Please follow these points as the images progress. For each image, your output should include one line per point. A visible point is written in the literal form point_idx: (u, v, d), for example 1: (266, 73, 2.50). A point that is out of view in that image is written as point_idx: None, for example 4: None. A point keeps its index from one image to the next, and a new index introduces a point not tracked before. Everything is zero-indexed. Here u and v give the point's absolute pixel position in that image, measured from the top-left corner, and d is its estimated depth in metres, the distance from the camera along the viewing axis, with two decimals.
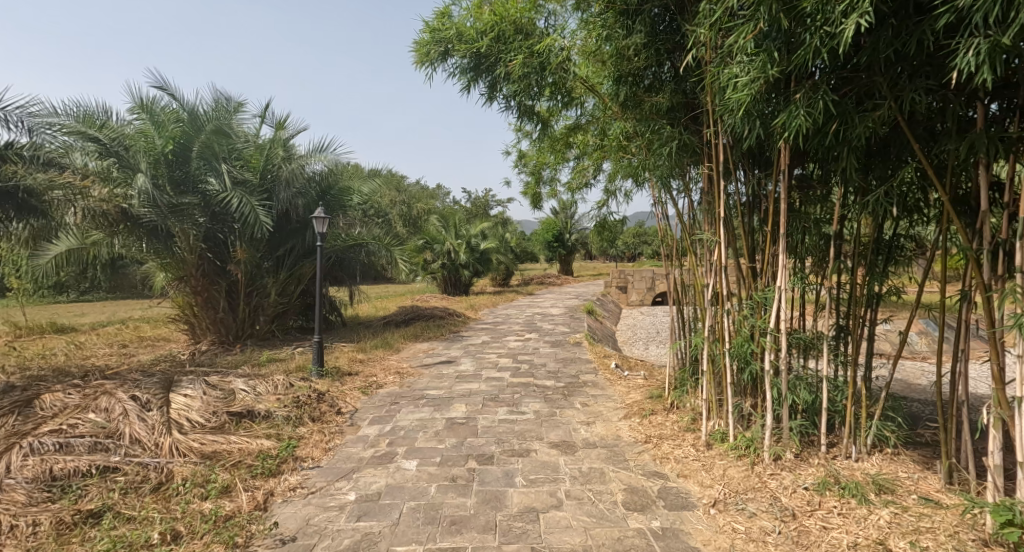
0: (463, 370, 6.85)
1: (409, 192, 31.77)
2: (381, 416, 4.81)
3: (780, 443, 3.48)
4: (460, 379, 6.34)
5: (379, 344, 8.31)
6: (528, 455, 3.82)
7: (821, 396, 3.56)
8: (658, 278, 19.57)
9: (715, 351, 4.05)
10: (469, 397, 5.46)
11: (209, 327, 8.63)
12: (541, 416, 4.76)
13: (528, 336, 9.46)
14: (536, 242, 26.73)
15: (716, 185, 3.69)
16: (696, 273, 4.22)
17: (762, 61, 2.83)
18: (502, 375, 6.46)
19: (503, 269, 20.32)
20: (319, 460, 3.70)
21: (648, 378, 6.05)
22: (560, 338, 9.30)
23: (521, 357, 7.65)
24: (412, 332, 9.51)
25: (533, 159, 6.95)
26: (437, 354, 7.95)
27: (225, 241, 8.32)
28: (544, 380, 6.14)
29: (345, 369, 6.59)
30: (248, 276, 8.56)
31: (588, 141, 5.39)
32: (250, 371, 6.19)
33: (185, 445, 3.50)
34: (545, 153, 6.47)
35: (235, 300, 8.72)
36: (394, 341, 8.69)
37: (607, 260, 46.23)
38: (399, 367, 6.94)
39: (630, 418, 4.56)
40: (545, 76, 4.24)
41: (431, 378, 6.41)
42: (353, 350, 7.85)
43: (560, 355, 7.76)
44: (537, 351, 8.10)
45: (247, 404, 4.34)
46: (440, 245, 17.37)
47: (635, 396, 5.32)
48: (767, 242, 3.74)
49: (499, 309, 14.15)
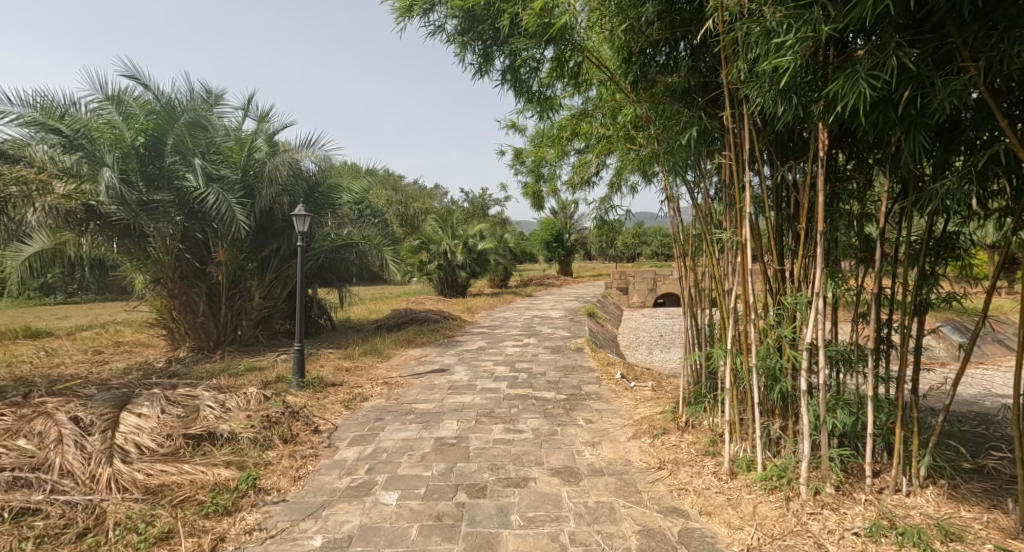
0: (456, 379, 6.37)
1: (406, 192, 31.29)
2: (362, 435, 4.33)
3: (818, 473, 3.01)
4: (453, 390, 5.86)
5: (369, 350, 7.83)
6: (526, 486, 3.33)
7: (864, 420, 3.07)
8: (660, 279, 19.12)
9: (738, 365, 3.55)
10: (461, 411, 4.98)
11: (189, 332, 8.15)
12: (541, 436, 4.27)
13: (527, 341, 9.00)
14: (535, 242, 26.27)
15: (739, 177, 3.21)
16: (715, 278, 3.71)
17: (810, 18, 2.35)
18: (498, 386, 5.97)
19: (502, 270, 19.84)
20: (285, 493, 3.21)
21: (657, 390, 5.56)
22: (560, 343, 8.83)
23: (519, 364, 7.17)
24: (404, 337, 9.03)
25: (532, 155, 6.46)
26: (430, 361, 7.48)
27: (204, 240, 7.84)
28: (544, 391, 5.66)
29: (329, 380, 6.10)
30: (230, 278, 8.07)
31: (593, 129, 4.91)
32: (225, 382, 5.70)
33: (127, 477, 3.02)
34: (543, 147, 5.99)
35: (216, 303, 8.21)
36: (384, 347, 8.21)
37: (606, 261, 45.81)
38: (388, 376, 6.46)
39: (640, 438, 4.08)
40: (546, 48, 3.73)
41: (421, 389, 5.93)
42: (340, 358, 7.37)
43: (560, 362, 7.28)
44: (535, 358, 7.63)
45: (208, 424, 3.84)
46: (437, 245, 16.90)
47: (644, 411, 4.84)
48: (801, 242, 3.25)
49: (497, 312, 13.68)
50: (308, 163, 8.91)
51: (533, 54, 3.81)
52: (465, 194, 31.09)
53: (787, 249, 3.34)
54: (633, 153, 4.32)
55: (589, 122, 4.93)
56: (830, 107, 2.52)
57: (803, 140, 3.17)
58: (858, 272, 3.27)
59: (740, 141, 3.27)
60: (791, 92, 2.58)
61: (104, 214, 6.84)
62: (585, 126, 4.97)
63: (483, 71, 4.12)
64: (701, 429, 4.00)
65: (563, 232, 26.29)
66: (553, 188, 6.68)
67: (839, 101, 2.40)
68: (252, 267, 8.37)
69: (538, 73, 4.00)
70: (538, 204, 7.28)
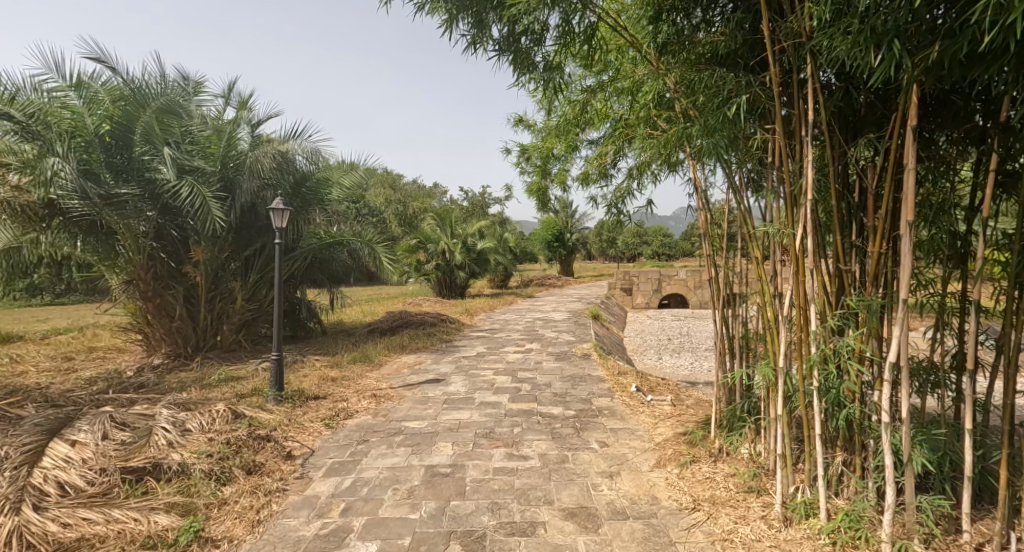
0: (452, 391, 5.77)
1: (404, 191, 30.70)
2: (342, 462, 3.73)
3: (902, 526, 2.42)
4: (449, 404, 5.26)
5: (358, 358, 7.23)
6: (534, 534, 2.74)
7: (956, 457, 2.48)
8: (665, 280, 18.55)
9: (791, 387, 2.92)
10: (457, 432, 4.37)
11: (165, 337, 7.54)
12: (549, 463, 3.68)
13: (529, 347, 8.40)
14: (536, 241, 25.68)
15: (797, 159, 2.60)
16: (761, 282, 3.08)
17: None
18: (498, 399, 5.38)
19: (502, 270, 19.25)
20: (238, 544, 2.62)
21: (677, 405, 4.97)
22: (565, 348, 8.23)
23: (522, 374, 6.58)
24: (397, 342, 8.43)
25: (538, 150, 5.78)
26: (424, 370, 6.88)
27: (181, 238, 7.24)
28: (550, 406, 5.06)
29: (310, 393, 5.51)
30: (210, 279, 7.49)
31: (611, 110, 4.37)
32: (192, 398, 5.10)
33: (34, 530, 2.46)
34: (551, 141, 5.40)
35: (195, 306, 7.62)
36: (376, 353, 7.61)
37: (607, 261, 45.24)
38: (377, 388, 5.85)
39: (666, 469, 3.49)
40: (555, 7, 3.11)
41: (413, 403, 5.33)
42: (326, 367, 6.78)
43: (567, 371, 6.69)
44: (539, 365, 7.03)
45: (155, 454, 3.22)
46: (434, 245, 16.30)
47: (666, 432, 4.24)
48: (875, 237, 2.62)
49: (498, 314, 13.10)
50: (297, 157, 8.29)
51: (537, 18, 3.19)
52: (464, 193, 30.52)
53: (851, 242, 2.73)
54: (656, 133, 3.82)
55: (606, 103, 4.37)
56: (946, 53, 1.92)
57: (870, 112, 2.61)
58: (944, 275, 2.65)
59: (795, 114, 2.68)
60: (891, 38, 1.99)
61: (65, 209, 6.27)
62: (601, 109, 4.42)
63: (479, 43, 3.53)
64: (739, 459, 3.40)
65: (564, 231, 25.74)
66: (564, 186, 6.05)
67: (985, 29, 1.80)
68: (232, 266, 7.79)
69: (545, 40, 3.39)
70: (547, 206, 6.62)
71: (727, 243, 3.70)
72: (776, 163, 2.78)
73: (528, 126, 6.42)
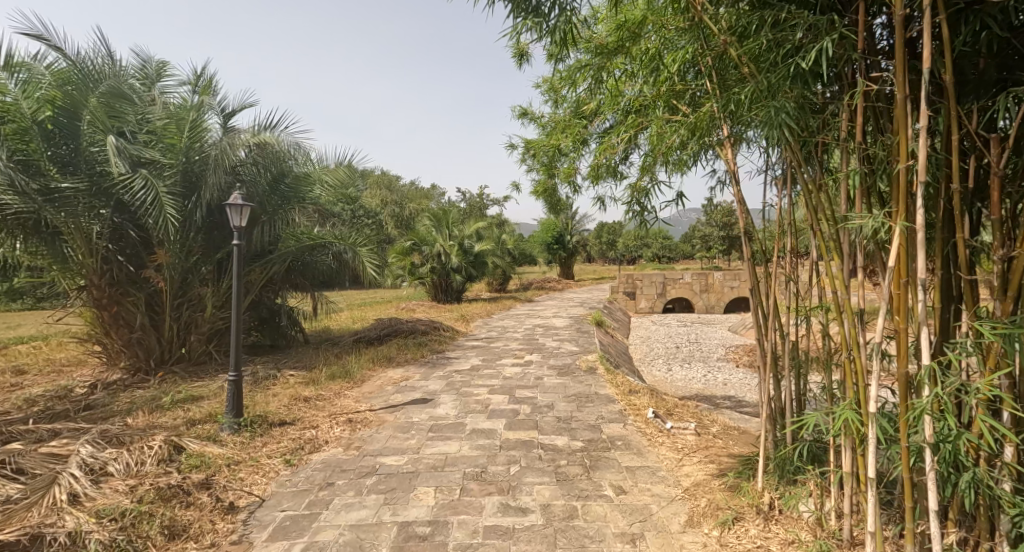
0: (440, 415, 5.03)
1: (401, 191, 29.97)
2: (295, 518, 2.98)
3: None
4: (436, 432, 4.53)
5: (338, 374, 6.50)
6: None
7: None
8: (670, 284, 17.83)
9: (884, 439, 2.13)
10: (442, 472, 3.63)
11: (124, 350, 6.77)
12: (555, 519, 2.96)
13: (528, 358, 7.68)
14: (535, 243, 25.03)
15: (900, 124, 1.88)
16: (842, 296, 2.29)
17: None
18: (494, 426, 4.65)
19: (500, 273, 18.54)
20: None
21: (702, 436, 4.25)
22: (569, 360, 7.52)
23: (520, 392, 5.85)
24: (384, 354, 7.71)
25: (543, 147, 5.02)
26: (411, 387, 6.14)
27: (140, 240, 6.52)
28: (553, 436, 4.32)
29: (276, 419, 4.76)
30: (176, 285, 6.76)
31: (623, 94, 3.72)
32: (134, 427, 4.35)
33: None
34: (555, 137, 4.68)
35: (158, 316, 6.87)
36: (359, 368, 6.88)
37: (608, 263, 44.59)
38: (354, 411, 5.11)
39: (702, 530, 2.76)
40: None
41: (394, 430, 4.59)
42: (301, 385, 6.05)
43: (571, 389, 5.96)
44: (540, 381, 6.30)
45: (39, 522, 2.57)
46: (430, 246, 15.58)
47: (695, 472, 3.50)
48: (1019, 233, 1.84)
49: (495, 320, 12.36)
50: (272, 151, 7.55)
51: None
52: (462, 194, 29.82)
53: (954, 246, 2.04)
54: (681, 116, 3.34)
55: (618, 86, 3.72)
56: None
57: (987, 72, 1.96)
58: None
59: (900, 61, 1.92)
60: None
61: None
62: (612, 90, 3.77)
63: None
64: (798, 520, 2.66)
65: (564, 232, 25.14)
66: (572, 190, 5.27)
67: None
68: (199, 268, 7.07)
69: None
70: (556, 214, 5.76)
71: (778, 245, 3.01)
72: (855, 138, 2.10)
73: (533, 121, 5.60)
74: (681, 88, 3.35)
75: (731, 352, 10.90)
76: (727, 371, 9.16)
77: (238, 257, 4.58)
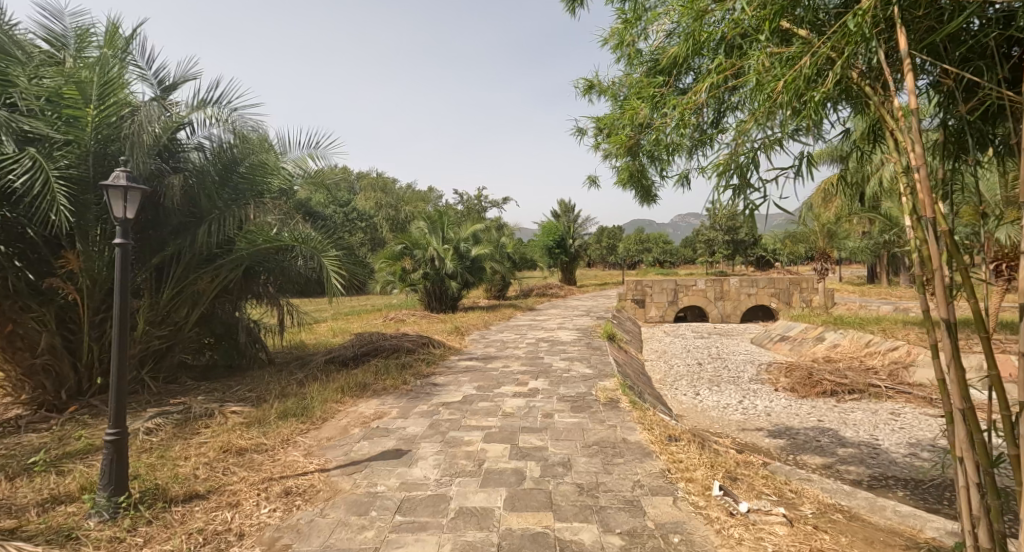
0: (416, 480, 3.65)
1: (396, 193, 28.69)
2: None
3: None
4: (407, 515, 3.16)
5: (291, 411, 5.09)
6: None
7: None
8: (682, 290, 16.47)
9: None
10: None
11: (27, 380, 5.40)
12: None
13: (533, 386, 6.28)
14: (535, 248, 23.80)
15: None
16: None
17: None
18: (490, 504, 3.28)
19: (498, 279, 17.32)
20: None
21: (800, 530, 2.89)
22: (583, 389, 6.13)
23: (526, 439, 4.46)
24: (357, 380, 6.35)
25: (617, 120, 4.09)
26: (384, 431, 4.76)
27: (44, 239, 5.22)
28: (576, 528, 2.97)
29: (184, 489, 3.38)
30: (94, 296, 5.39)
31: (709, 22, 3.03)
32: None
33: None
34: (633, 101, 3.88)
35: (73, 335, 5.50)
36: (321, 402, 5.48)
37: (609, 268, 43.37)
38: (298, 473, 3.73)
39: None
40: None
41: (348, 510, 3.21)
42: (241, 429, 4.66)
43: (591, 435, 4.58)
44: (550, 423, 4.92)
45: None
46: (423, 250, 14.17)
47: None
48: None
49: (494, 333, 11.00)
50: (188, 138, 6.22)
51: None
52: (459, 197, 28.59)
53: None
54: (797, 48, 2.72)
55: (700, 21, 3.07)
56: None
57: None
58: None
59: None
60: None
61: None
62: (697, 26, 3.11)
63: None
64: None
65: (564, 236, 23.92)
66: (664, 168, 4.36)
67: None
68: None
69: None
70: (648, 205, 4.78)
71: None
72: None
73: (603, 91, 4.49)
74: (788, 10, 2.76)
75: (762, 371, 9.52)
76: (765, 396, 7.78)
77: (120, 263, 3.15)
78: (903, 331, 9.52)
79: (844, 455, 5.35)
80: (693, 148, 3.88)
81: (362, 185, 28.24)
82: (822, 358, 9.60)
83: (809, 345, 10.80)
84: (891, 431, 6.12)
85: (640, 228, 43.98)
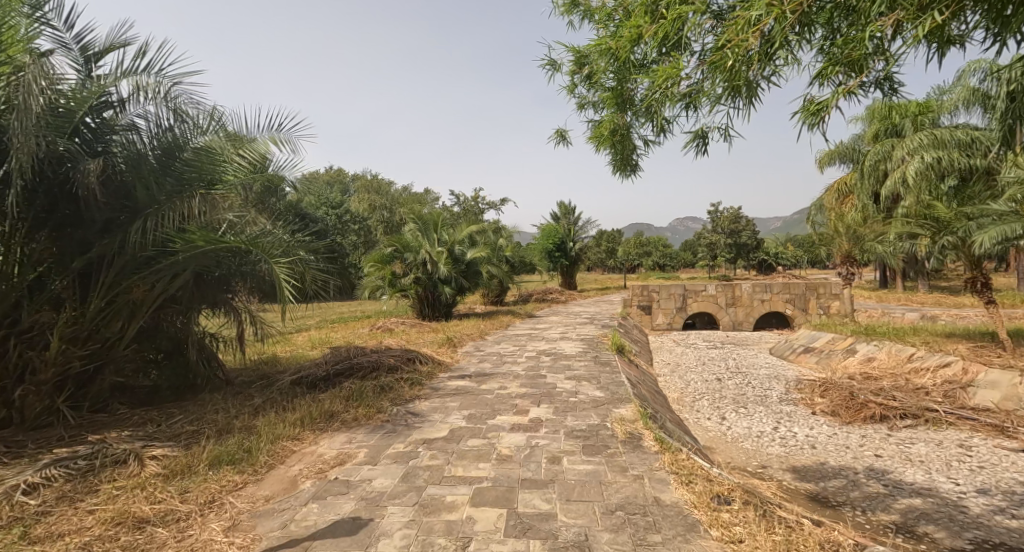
0: None
1: (392, 195, 27.69)
2: None
3: None
4: None
5: (227, 456, 3.97)
6: None
7: None
8: (692, 296, 15.42)
9: None
10: None
11: None
12: None
13: (535, 417, 5.17)
14: (535, 251, 22.82)
15: None
16: None
17: None
18: None
19: (496, 282, 16.29)
20: None
21: None
22: (596, 420, 5.03)
23: (528, 502, 3.36)
24: (323, 409, 5.24)
25: (612, 50, 3.45)
26: (341, 486, 3.64)
27: None
28: None
29: None
30: None
31: None
32: None
33: None
34: (635, 19, 3.24)
35: None
36: (271, 442, 4.36)
37: (608, 272, 42.33)
38: None
39: None
40: None
41: None
42: (154, 484, 3.56)
43: (612, 493, 3.48)
44: (557, 473, 3.81)
45: None
46: (414, 253, 13.07)
47: None
48: None
49: (490, 345, 9.90)
50: (120, 115, 5.19)
51: None
52: (456, 199, 27.65)
53: None
54: None
55: None
56: None
57: None
58: None
59: None
60: None
61: None
62: None
63: None
64: None
65: (565, 240, 22.95)
66: (655, 126, 3.77)
67: None
68: (4, 273, 4.69)
69: None
70: (626, 179, 4.06)
71: None
72: None
73: (591, 11, 3.69)
74: None
75: (792, 389, 8.43)
76: (803, 422, 6.70)
77: None
78: (951, 345, 8.45)
79: (924, 511, 4.27)
80: (738, 92, 3.23)
81: (356, 185, 27.18)
82: (858, 373, 8.51)
83: (839, 358, 9.73)
84: (970, 471, 5.03)
85: (640, 231, 42.99)
